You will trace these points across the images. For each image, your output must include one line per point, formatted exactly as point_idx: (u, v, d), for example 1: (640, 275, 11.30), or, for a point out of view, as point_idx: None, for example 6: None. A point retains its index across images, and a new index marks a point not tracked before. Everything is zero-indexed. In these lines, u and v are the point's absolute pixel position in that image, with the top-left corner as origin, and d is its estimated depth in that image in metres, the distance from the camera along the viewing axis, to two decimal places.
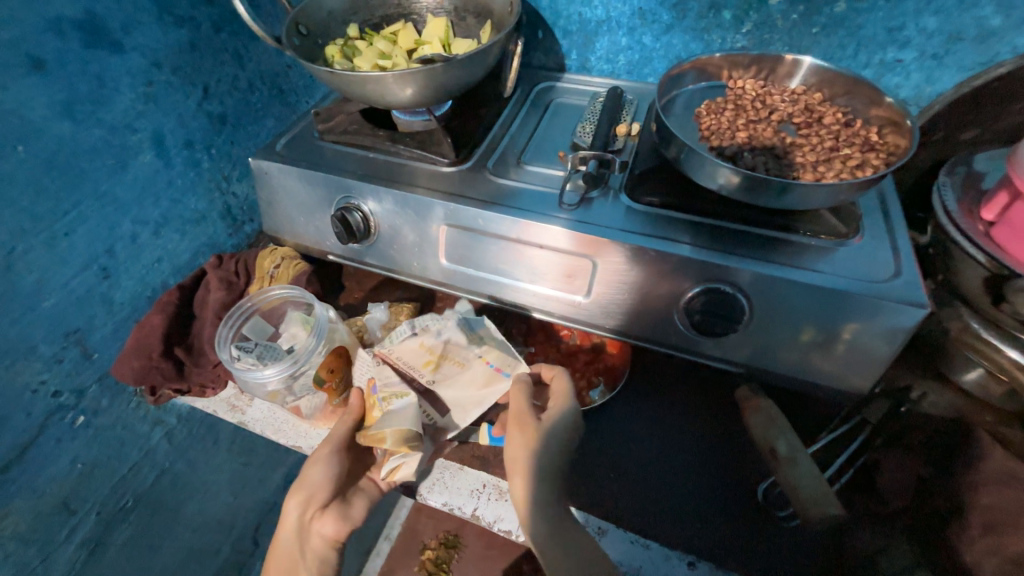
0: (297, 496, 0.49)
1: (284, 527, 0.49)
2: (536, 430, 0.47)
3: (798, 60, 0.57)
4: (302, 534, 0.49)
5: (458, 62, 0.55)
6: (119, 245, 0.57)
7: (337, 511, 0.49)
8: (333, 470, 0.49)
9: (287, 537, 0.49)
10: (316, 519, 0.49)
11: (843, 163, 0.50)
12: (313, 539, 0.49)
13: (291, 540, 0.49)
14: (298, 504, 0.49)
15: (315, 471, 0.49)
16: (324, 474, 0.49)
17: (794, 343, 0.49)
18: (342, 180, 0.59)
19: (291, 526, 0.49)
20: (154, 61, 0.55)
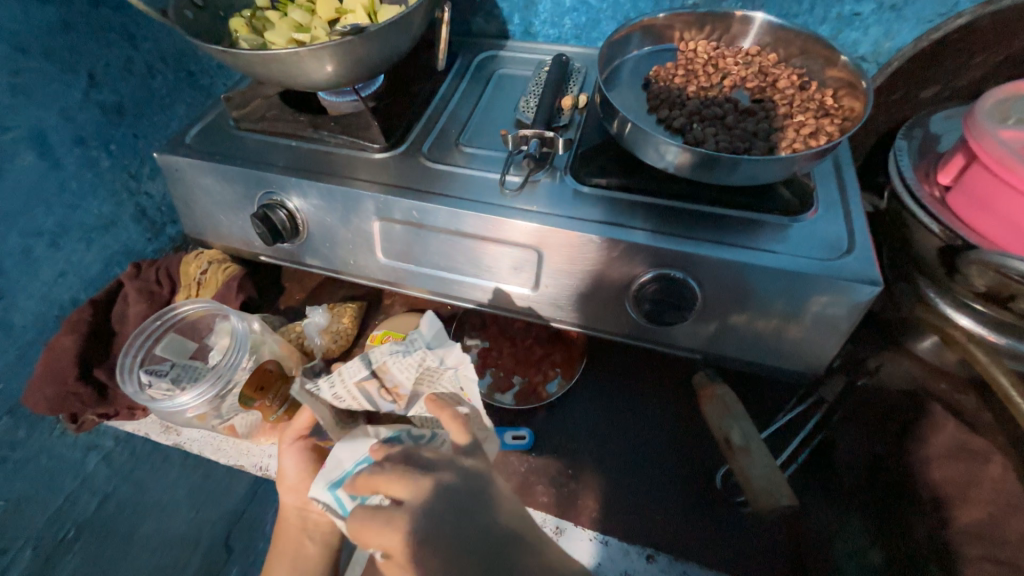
0: (284, 485, 0.47)
1: (285, 511, 0.48)
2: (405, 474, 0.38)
3: (750, 18, 0.53)
4: (303, 515, 0.48)
5: (375, 33, 0.49)
6: (9, 261, 0.50)
7: None
8: (306, 456, 0.47)
9: (290, 523, 0.48)
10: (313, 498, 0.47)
11: (797, 132, 0.46)
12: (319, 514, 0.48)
13: (294, 524, 0.48)
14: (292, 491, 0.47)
15: (288, 460, 0.47)
16: (296, 462, 0.47)
17: (749, 326, 0.47)
18: (261, 175, 0.53)
19: (291, 511, 0.48)
20: (16, 45, 0.47)
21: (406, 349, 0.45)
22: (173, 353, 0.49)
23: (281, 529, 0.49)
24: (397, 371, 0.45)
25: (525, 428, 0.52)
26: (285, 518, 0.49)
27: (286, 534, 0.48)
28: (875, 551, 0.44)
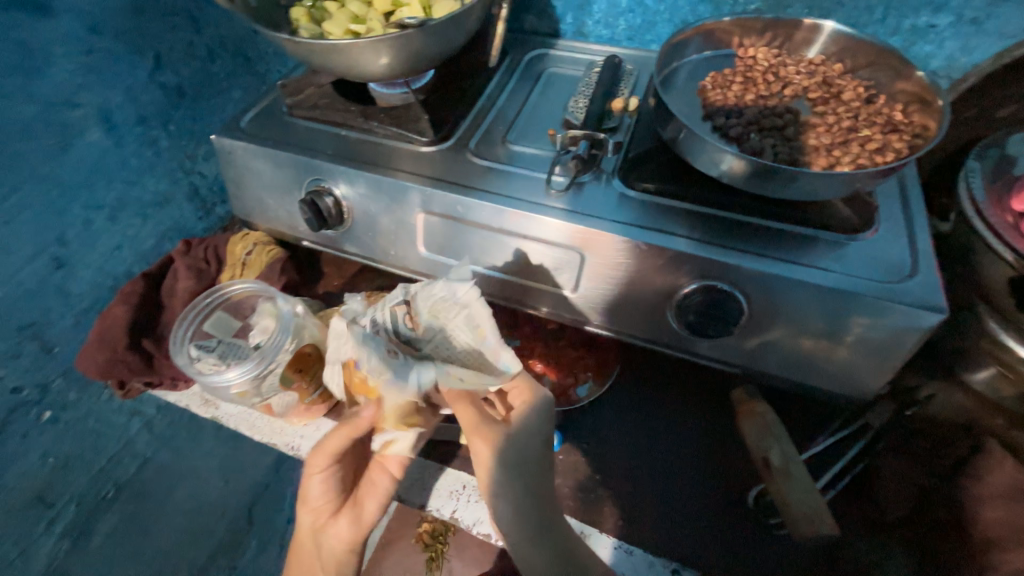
0: (306, 502, 0.49)
1: (301, 533, 0.50)
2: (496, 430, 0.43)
3: (818, 26, 0.51)
4: (315, 542, 0.50)
5: (433, 27, 0.49)
6: (72, 232, 0.53)
7: (348, 515, 0.48)
8: (331, 482, 0.48)
9: (303, 542, 0.50)
10: (328, 522, 0.49)
11: (862, 146, 0.44)
12: (331, 541, 0.49)
13: (310, 546, 0.50)
14: (309, 510, 0.50)
15: (314, 483, 0.48)
16: (323, 485, 0.48)
17: (794, 345, 0.45)
18: (312, 162, 0.54)
19: (308, 533, 0.50)
20: (92, 26, 0.49)
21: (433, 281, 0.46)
22: (220, 331, 0.51)
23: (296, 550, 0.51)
24: (421, 303, 0.46)
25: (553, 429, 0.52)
26: (301, 542, 0.51)
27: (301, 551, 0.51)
28: None
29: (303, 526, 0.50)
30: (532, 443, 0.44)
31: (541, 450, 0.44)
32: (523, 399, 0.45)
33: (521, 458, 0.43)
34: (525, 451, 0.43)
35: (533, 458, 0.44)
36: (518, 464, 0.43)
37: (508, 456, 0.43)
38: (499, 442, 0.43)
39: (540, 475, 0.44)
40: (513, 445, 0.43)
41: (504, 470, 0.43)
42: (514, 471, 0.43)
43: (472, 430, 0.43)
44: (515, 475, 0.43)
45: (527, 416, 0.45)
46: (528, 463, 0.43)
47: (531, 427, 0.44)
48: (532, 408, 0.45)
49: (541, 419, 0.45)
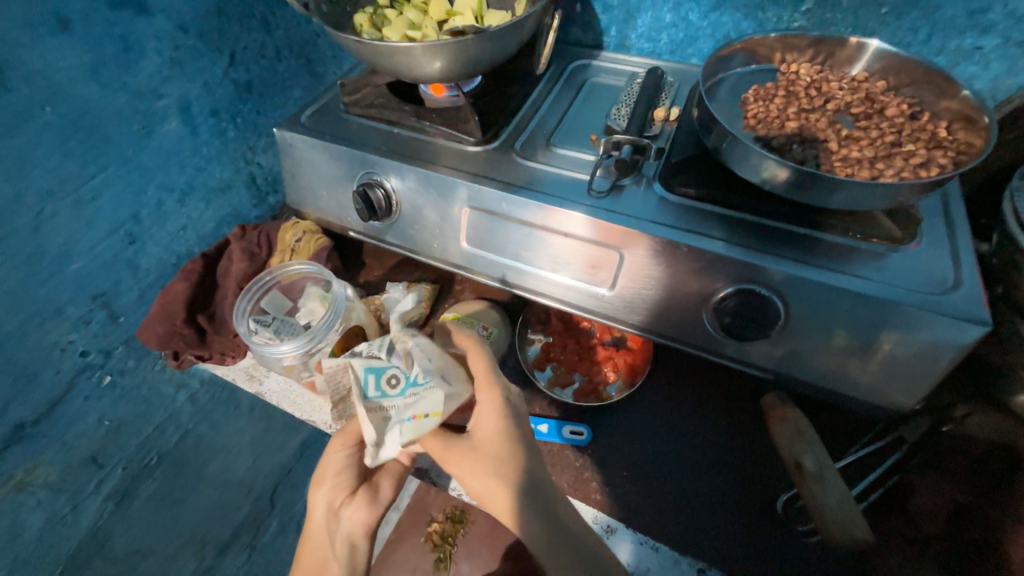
0: (327, 480, 0.51)
1: (315, 517, 0.52)
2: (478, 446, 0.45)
3: (863, 44, 0.52)
4: (331, 527, 0.51)
5: (490, 34, 0.52)
6: (145, 211, 0.57)
7: (367, 496, 0.51)
8: (350, 462, 0.51)
9: (314, 525, 0.52)
10: (344, 504, 0.52)
11: (905, 161, 0.45)
12: (346, 524, 0.51)
13: (322, 530, 0.51)
14: (329, 490, 0.51)
15: (335, 461, 0.51)
16: (345, 463, 0.52)
17: (830, 352, 0.46)
18: (366, 156, 0.58)
19: (321, 517, 0.51)
20: (180, 24, 0.54)
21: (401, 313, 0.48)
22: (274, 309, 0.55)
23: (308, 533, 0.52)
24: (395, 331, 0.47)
25: (583, 424, 0.53)
26: (313, 527, 0.52)
27: (313, 533, 0.52)
28: None
29: (316, 509, 0.52)
30: (510, 448, 0.44)
31: (522, 454, 0.44)
32: (490, 406, 0.45)
33: (505, 473, 0.44)
34: (505, 460, 0.44)
35: (517, 464, 0.44)
36: (503, 479, 0.43)
37: (489, 473, 0.43)
38: (471, 462, 0.44)
39: (530, 480, 0.44)
40: (492, 462, 0.44)
41: (491, 487, 0.43)
42: (500, 486, 0.43)
43: (444, 455, 0.45)
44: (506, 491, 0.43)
45: (497, 422, 0.45)
46: (515, 473, 0.43)
47: (504, 432, 0.45)
48: (499, 411, 0.45)
49: (513, 422, 0.45)
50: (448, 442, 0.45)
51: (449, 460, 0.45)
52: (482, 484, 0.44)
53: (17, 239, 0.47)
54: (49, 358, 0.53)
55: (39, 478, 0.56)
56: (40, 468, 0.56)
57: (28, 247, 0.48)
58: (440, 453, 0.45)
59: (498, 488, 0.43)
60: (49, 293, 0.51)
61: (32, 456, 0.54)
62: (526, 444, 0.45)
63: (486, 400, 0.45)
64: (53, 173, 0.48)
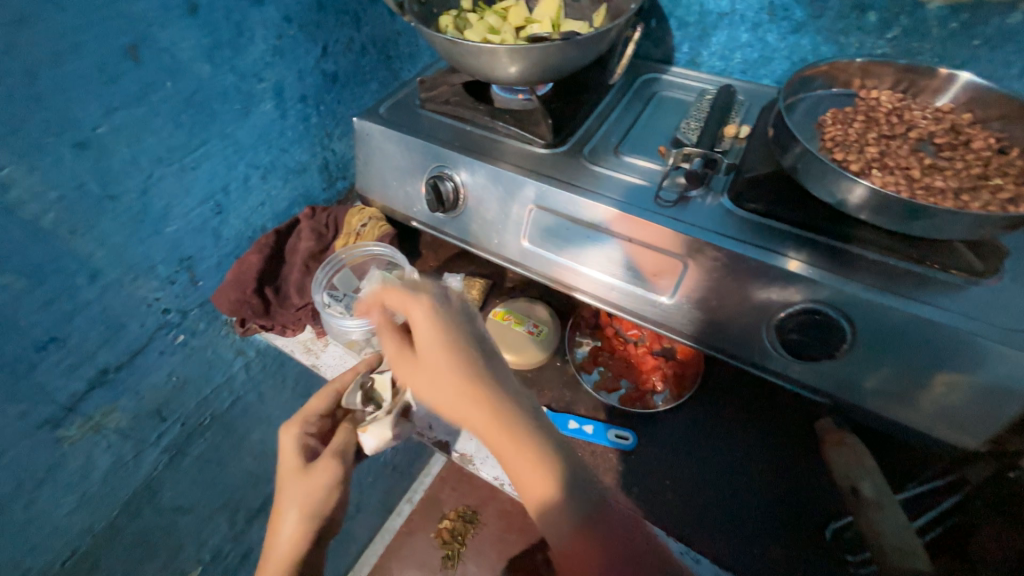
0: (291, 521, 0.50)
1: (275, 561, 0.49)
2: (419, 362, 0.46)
3: (952, 75, 0.51)
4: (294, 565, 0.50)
5: (574, 42, 0.53)
6: (233, 185, 0.62)
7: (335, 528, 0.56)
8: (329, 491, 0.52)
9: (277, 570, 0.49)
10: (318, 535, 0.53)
11: (993, 195, 0.44)
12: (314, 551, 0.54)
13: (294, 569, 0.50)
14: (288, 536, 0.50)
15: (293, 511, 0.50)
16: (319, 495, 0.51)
17: (896, 381, 0.45)
18: (439, 150, 0.61)
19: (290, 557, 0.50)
20: (286, 16, 0.59)
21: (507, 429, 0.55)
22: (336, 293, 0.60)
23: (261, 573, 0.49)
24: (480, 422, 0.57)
25: (629, 430, 0.53)
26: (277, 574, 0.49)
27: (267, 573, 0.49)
28: None
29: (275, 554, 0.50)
30: (444, 353, 0.44)
31: (468, 358, 0.44)
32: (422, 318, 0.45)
33: (462, 384, 0.43)
34: (452, 364, 0.43)
35: (457, 358, 0.43)
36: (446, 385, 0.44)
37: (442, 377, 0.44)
38: (422, 376, 0.45)
39: (488, 381, 0.43)
40: (443, 369, 0.44)
41: (449, 395, 0.43)
42: (458, 395, 0.43)
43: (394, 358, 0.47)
44: (463, 396, 0.42)
45: (431, 321, 0.45)
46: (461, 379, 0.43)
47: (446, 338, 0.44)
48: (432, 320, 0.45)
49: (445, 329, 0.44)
50: (398, 347, 0.47)
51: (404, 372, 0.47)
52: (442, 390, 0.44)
53: (128, 198, 0.52)
54: (137, 311, 0.57)
55: (113, 423, 0.60)
56: (115, 413, 0.60)
57: (137, 206, 0.53)
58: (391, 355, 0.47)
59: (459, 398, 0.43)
60: (145, 251, 0.55)
61: (109, 401, 0.58)
62: (463, 348, 0.44)
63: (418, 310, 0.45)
64: (165, 142, 0.53)
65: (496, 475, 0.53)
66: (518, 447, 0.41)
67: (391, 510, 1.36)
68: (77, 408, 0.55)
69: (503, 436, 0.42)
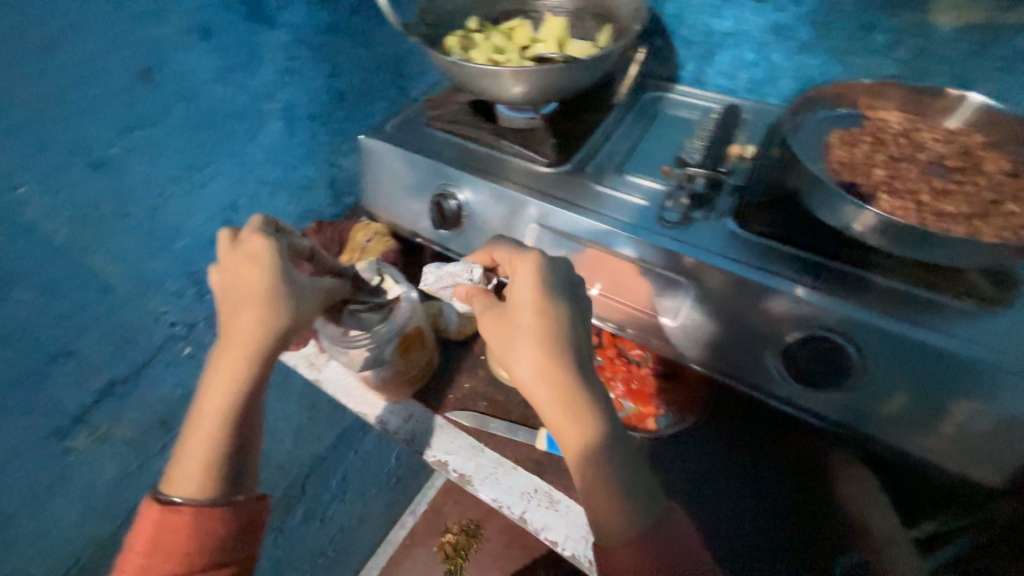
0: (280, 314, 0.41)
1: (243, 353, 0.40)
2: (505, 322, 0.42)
3: (962, 96, 0.51)
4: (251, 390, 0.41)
5: (577, 64, 0.54)
6: (242, 201, 0.63)
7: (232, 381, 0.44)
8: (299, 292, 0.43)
9: (206, 464, 0.40)
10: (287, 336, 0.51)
11: (1007, 221, 0.42)
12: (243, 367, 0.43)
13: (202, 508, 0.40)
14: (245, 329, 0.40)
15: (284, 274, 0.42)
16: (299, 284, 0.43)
17: (905, 413, 0.44)
18: (443, 168, 0.61)
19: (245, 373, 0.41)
20: (298, 38, 0.60)
21: (484, 451, 0.55)
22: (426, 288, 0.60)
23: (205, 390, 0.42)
24: (455, 440, 0.56)
25: None
26: (204, 503, 0.41)
27: (201, 441, 0.41)
28: None
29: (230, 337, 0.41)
30: (527, 319, 0.41)
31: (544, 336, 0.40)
32: (526, 276, 0.42)
33: (548, 366, 0.40)
34: (525, 333, 0.41)
35: (561, 340, 0.41)
36: (525, 355, 0.40)
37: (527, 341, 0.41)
38: (502, 326, 0.43)
39: (556, 361, 0.40)
40: (522, 343, 0.41)
41: (526, 369, 0.40)
42: (531, 360, 0.40)
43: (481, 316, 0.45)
44: (547, 381, 0.39)
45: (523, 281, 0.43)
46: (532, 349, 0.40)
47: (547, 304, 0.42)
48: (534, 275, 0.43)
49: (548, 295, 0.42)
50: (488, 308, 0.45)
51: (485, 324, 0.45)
52: (522, 356, 0.40)
53: (140, 214, 0.53)
54: (145, 324, 0.58)
55: (118, 434, 0.60)
56: (121, 424, 0.61)
57: (148, 223, 0.54)
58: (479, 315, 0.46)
59: (536, 368, 0.40)
60: (155, 266, 0.56)
61: (117, 412, 0.59)
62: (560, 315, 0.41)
63: (521, 264, 0.44)
64: (178, 160, 0.54)
65: (495, 497, 0.52)
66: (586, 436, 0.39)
67: (394, 522, 1.36)
68: (84, 419, 0.56)
69: (566, 421, 0.39)
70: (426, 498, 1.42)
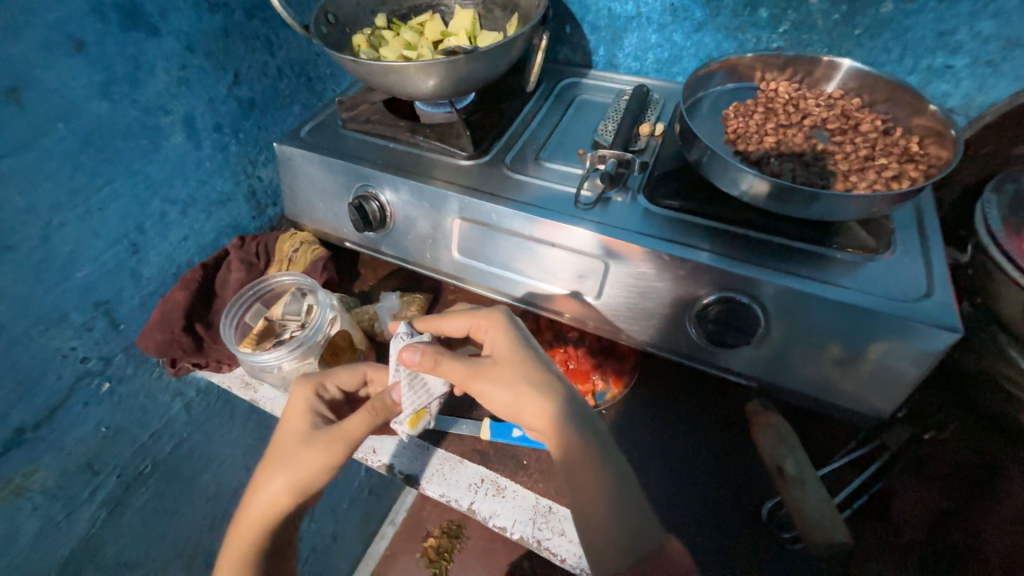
0: (326, 450, 0.46)
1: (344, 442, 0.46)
2: (493, 370, 0.45)
3: (836, 63, 0.55)
4: (302, 497, 0.47)
5: (481, 54, 0.54)
6: (149, 222, 0.59)
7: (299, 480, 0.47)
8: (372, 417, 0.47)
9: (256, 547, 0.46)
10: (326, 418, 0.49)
11: (879, 174, 0.47)
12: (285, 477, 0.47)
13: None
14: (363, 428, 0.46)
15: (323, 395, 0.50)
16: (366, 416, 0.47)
17: (808, 362, 0.47)
18: (362, 170, 0.60)
19: (299, 485, 0.46)
20: (188, 46, 0.57)
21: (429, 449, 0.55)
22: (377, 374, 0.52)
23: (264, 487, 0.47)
24: (402, 443, 0.56)
25: None
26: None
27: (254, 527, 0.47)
28: None
29: (295, 438, 0.47)
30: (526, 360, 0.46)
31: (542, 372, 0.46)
32: (499, 330, 0.48)
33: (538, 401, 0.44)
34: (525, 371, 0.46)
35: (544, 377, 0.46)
36: (523, 392, 0.44)
37: (532, 380, 0.45)
38: (502, 377, 0.45)
39: (558, 395, 0.45)
40: (530, 387, 0.44)
41: (535, 404, 0.44)
42: (539, 399, 0.44)
43: (470, 376, 0.45)
44: (541, 413, 0.44)
45: (508, 336, 0.48)
46: (529, 386, 0.45)
47: (521, 347, 0.47)
48: (505, 332, 0.48)
49: (524, 341, 0.48)
50: (469, 365, 0.45)
51: (474, 377, 0.45)
52: (518, 400, 0.44)
53: (27, 247, 0.49)
54: (50, 363, 0.54)
55: (36, 484, 0.56)
56: (38, 472, 0.56)
57: (37, 254, 0.50)
58: (462, 371, 0.45)
59: (544, 401, 0.44)
60: (54, 300, 0.53)
61: (31, 460, 0.55)
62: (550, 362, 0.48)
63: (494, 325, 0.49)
64: (64, 184, 0.50)
65: (443, 492, 0.52)
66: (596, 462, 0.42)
67: (373, 534, 1.33)
68: None
69: (572, 445, 0.43)
70: (405, 505, 1.40)
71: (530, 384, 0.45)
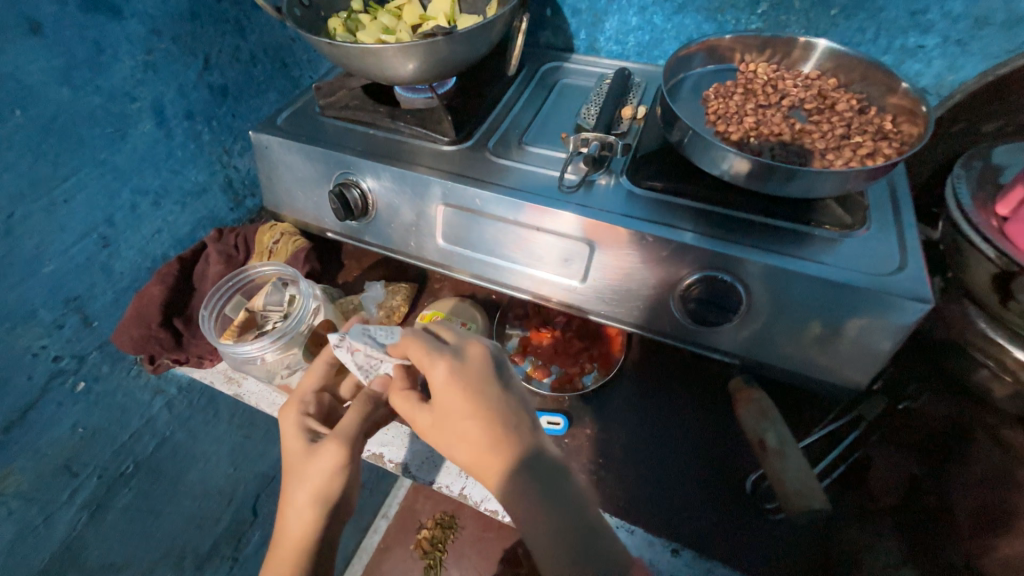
0: (328, 452, 0.44)
1: (346, 444, 0.44)
2: (429, 425, 0.44)
3: (812, 43, 0.55)
4: (329, 505, 0.44)
5: (460, 36, 0.53)
6: (119, 214, 0.57)
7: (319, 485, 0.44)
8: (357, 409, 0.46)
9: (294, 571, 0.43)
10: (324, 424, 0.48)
11: (854, 152, 0.48)
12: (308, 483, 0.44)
13: None
14: (353, 426, 0.45)
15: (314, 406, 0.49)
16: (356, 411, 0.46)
17: (788, 338, 0.48)
18: (341, 157, 0.58)
19: (320, 490, 0.44)
20: (153, 29, 0.55)
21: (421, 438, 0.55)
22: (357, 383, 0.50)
23: (287, 507, 0.44)
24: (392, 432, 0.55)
25: (560, 414, 0.54)
26: None
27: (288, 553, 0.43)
28: (906, 568, 0.44)
29: (297, 454, 0.45)
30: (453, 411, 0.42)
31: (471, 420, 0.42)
32: (438, 378, 0.42)
33: (470, 463, 0.42)
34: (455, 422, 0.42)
35: (478, 440, 0.41)
36: (456, 454, 0.43)
37: (463, 434, 0.42)
38: (436, 433, 0.43)
39: (491, 461, 0.41)
40: (462, 449, 0.42)
41: (472, 457, 0.42)
42: (471, 457, 0.42)
43: (414, 424, 0.45)
44: (478, 472, 0.42)
45: (445, 391, 0.42)
46: (461, 449, 0.42)
47: (458, 402, 0.42)
48: (445, 383, 0.42)
49: (462, 391, 0.42)
50: (411, 415, 0.45)
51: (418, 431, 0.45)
52: (458, 454, 0.43)
53: None
54: (20, 363, 0.52)
55: (9, 487, 0.54)
56: (11, 476, 0.54)
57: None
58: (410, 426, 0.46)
59: (474, 459, 0.41)
60: (21, 296, 0.51)
61: (4, 463, 0.53)
62: (489, 413, 0.41)
63: (436, 370, 0.43)
64: (25, 175, 0.48)
65: (436, 480, 0.52)
66: (528, 522, 0.39)
67: (366, 528, 1.33)
68: None
69: (512, 503, 0.40)
70: (397, 499, 1.40)
71: (464, 445, 0.42)
